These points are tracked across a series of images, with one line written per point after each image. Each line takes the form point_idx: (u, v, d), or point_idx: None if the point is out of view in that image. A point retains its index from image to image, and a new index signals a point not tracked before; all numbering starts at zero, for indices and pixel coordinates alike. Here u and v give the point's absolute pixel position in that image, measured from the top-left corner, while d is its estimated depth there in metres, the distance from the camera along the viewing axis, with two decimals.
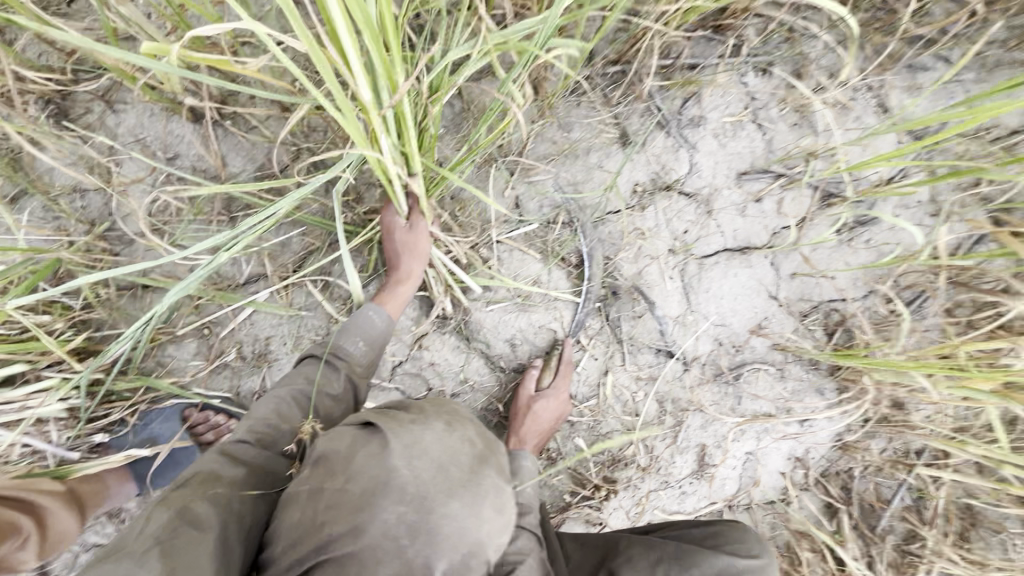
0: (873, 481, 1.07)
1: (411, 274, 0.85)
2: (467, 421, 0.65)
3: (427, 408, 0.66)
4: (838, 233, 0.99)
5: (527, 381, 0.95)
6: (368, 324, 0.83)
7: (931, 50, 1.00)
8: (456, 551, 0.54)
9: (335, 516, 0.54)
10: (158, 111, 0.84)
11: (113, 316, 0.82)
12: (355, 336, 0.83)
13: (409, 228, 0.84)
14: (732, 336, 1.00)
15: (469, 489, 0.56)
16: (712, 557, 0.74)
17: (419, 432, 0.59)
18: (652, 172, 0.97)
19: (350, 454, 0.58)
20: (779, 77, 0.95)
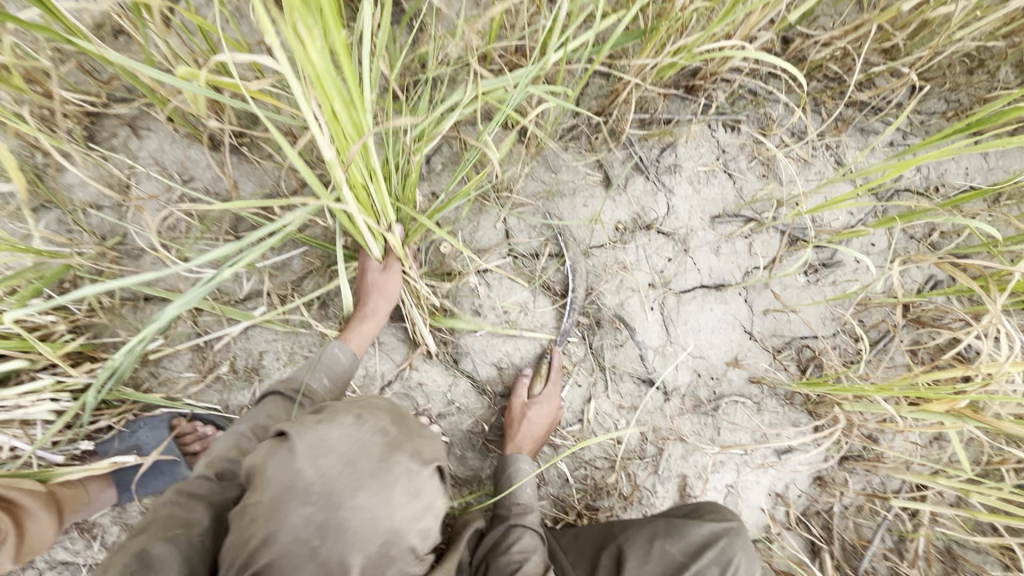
0: (853, 520, 1.08)
1: (378, 312, 0.87)
2: (380, 409, 0.59)
3: (338, 404, 0.60)
4: (805, 273, 1.07)
5: (519, 390, 0.97)
6: (332, 359, 0.85)
7: (879, 116, 1.13)
8: (371, 543, 0.50)
9: (251, 527, 0.52)
10: (179, 138, 0.91)
11: (113, 322, 0.84)
12: (320, 372, 0.84)
13: (382, 268, 0.86)
14: (710, 368, 1.04)
15: (376, 478, 0.51)
16: (695, 524, 0.81)
17: (321, 428, 0.54)
18: (633, 212, 1.05)
19: (262, 463, 0.54)
20: (746, 133, 1.06)
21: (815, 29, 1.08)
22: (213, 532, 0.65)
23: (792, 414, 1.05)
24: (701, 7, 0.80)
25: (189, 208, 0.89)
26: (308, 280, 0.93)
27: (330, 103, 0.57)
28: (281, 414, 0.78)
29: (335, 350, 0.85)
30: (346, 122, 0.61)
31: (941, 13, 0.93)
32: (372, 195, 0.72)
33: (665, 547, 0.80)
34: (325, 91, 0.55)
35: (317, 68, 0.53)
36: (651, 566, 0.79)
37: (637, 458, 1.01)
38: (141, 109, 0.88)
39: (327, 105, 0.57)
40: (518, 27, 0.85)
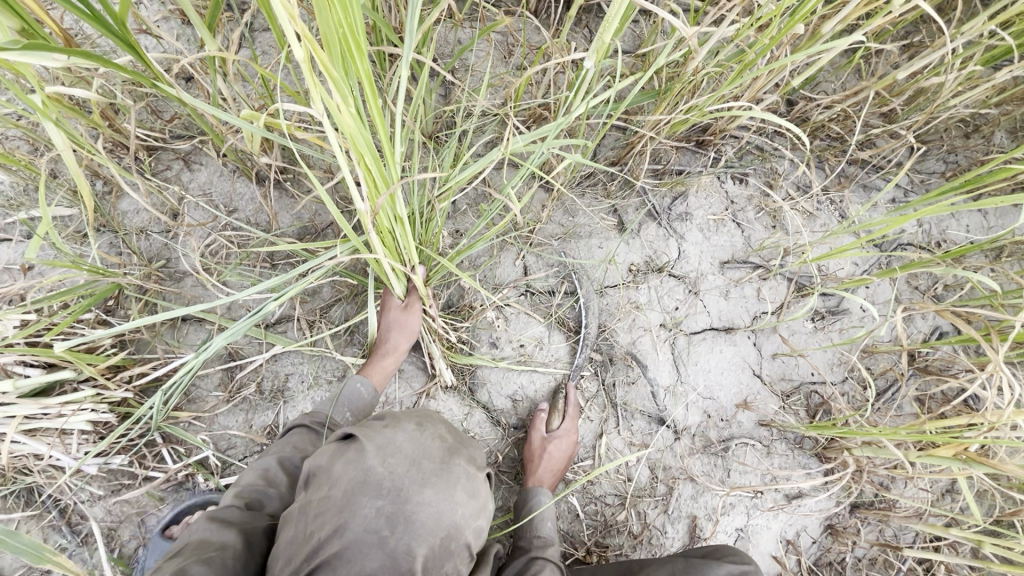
0: (866, 572, 1.06)
1: (398, 348, 0.91)
2: (434, 421, 0.71)
3: (397, 415, 0.71)
4: (812, 319, 1.10)
5: (537, 424, 0.99)
6: (354, 393, 0.88)
7: (879, 174, 1.20)
8: (434, 535, 0.59)
9: (320, 520, 0.59)
10: (228, 173, 0.99)
11: (153, 339, 0.90)
12: (343, 406, 0.87)
13: (403, 308, 0.90)
14: (720, 409, 1.07)
15: (441, 477, 0.62)
16: (714, 567, 0.80)
17: (390, 432, 0.65)
18: (646, 255, 1.10)
19: (331, 463, 0.63)
20: (753, 186, 1.13)
21: (817, 94, 1.17)
22: (244, 554, 0.67)
23: (802, 459, 1.06)
24: (711, 71, 0.88)
25: (231, 235, 0.95)
26: (336, 308, 0.98)
27: (361, 159, 0.63)
28: (303, 446, 0.81)
29: (357, 385, 0.88)
30: (375, 175, 0.67)
31: (933, 83, 1.01)
32: (397, 239, 0.77)
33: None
34: (356, 149, 0.61)
35: (351, 131, 0.59)
36: None
37: (647, 496, 1.02)
38: (196, 145, 0.97)
39: (359, 161, 0.63)
40: (544, 85, 0.94)
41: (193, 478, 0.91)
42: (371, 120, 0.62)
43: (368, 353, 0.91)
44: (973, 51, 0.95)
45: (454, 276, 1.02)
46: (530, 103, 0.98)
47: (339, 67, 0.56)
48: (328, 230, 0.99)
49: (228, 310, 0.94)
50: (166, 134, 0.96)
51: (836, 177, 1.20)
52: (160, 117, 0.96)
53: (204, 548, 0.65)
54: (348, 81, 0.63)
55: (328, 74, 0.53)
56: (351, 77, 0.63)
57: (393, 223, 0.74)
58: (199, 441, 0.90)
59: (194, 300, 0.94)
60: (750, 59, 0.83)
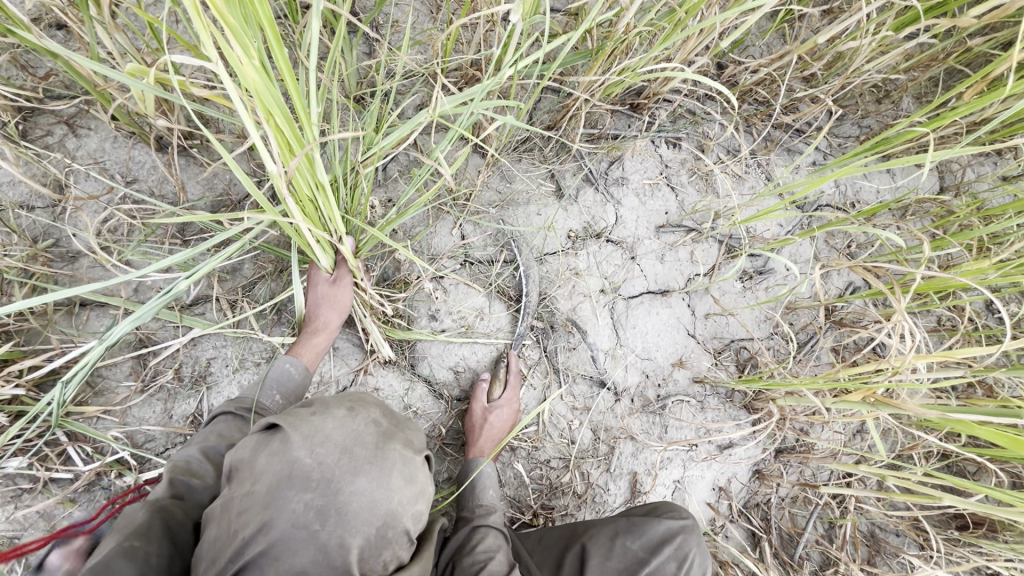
0: (788, 510, 1.16)
1: (329, 325, 0.87)
2: (370, 404, 0.69)
3: (328, 399, 0.68)
4: (741, 279, 1.19)
5: (478, 395, 0.98)
6: (283, 374, 0.83)
7: (802, 139, 1.27)
8: (369, 524, 0.59)
9: (244, 518, 0.58)
10: (122, 138, 0.88)
11: (44, 329, 0.81)
12: (272, 388, 0.83)
13: (332, 283, 0.86)
14: (657, 369, 1.10)
15: (375, 464, 0.61)
16: (653, 522, 0.83)
17: (318, 420, 0.63)
18: (584, 221, 1.11)
19: (254, 456, 0.61)
20: (686, 150, 1.19)
21: (744, 57, 1.19)
22: (170, 551, 0.62)
23: (732, 411, 1.13)
24: (643, 31, 0.86)
25: (132, 210, 0.85)
26: (260, 285, 0.91)
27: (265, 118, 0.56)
28: (227, 433, 0.76)
29: (287, 364, 0.84)
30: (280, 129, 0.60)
31: (850, 47, 1.05)
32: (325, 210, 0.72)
33: (626, 544, 0.82)
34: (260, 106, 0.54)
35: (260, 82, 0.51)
36: (611, 563, 0.81)
37: (590, 457, 1.04)
38: (82, 106, 0.86)
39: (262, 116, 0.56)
40: (473, 43, 0.89)
41: (106, 475, 0.84)
42: (280, 76, 0.55)
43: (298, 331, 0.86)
44: (887, 16, 0.98)
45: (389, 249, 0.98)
46: (460, 62, 0.94)
47: (237, 15, 0.49)
48: (245, 202, 0.92)
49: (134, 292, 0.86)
50: (41, 93, 0.84)
51: (761, 142, 1.26)
52: (31, 73, 0.84)
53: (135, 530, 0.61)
54: (250, 31, 0.55)
55: (224, 19, 0.45)
56: (254, 28, 0.56)
57: (315, 192, 0.68)
58: (109, 437, 0.82)
59: (93, 283, 0.85)
60: (681, 18, 0.82)
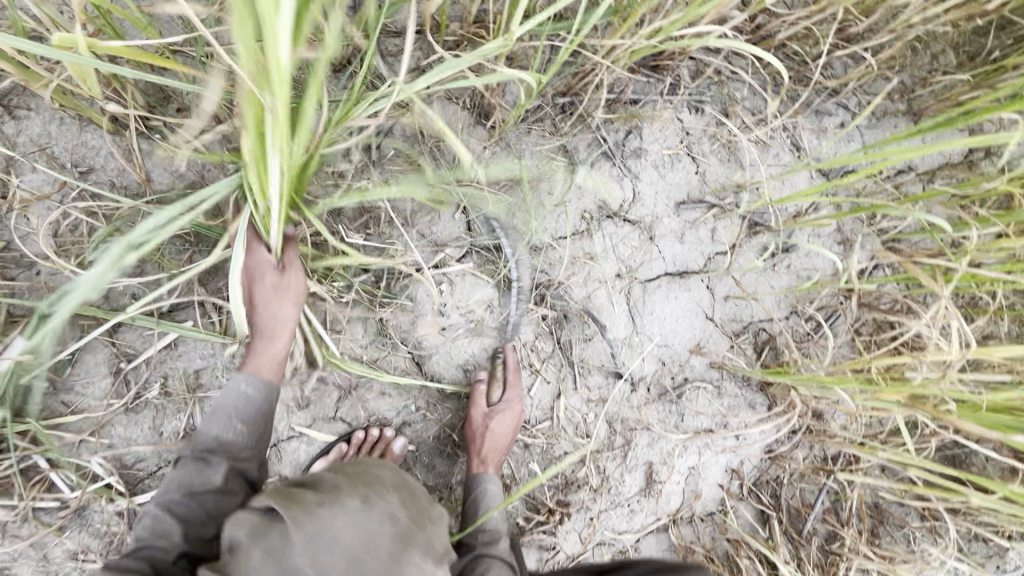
0: (798, 488, 1.15)
1: (281, 330, 0.77)
2: (386, 494, 0.65)
3: (341, 483, 0.64)
4: (763, 257, 1.11)
5: (476, 399, 0.92)
6: (239, 398, 0.74)
7: (834, 99, 1.17)
8: None
9: None
10: (69, 120, 0.76)
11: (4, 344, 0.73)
12: (227, 420, 0.74)
13: (278, 274, 0.76)
14: (674, 355, 1.05)
15: None
16: None
17: (328, 516, 0.58)
18: (600, 200, 1.02)
19: (251, 544, 0.56)
20: (710, 114, 1.08)
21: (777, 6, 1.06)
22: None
23: (750, 395, 1.09)
24: None
25: (90, 208, 0.75)
26: (247, 286, 0.83)
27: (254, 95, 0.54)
28: (232, 410, 0.74)
29: (257, 365, 0.75)
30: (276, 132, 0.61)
31: None
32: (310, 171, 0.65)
33: None
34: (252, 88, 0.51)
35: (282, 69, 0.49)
36: None
37: (606, 450, 1.01)
38: (17, 84, 0.74)
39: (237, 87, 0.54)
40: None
41: (97, 496, 0.79)
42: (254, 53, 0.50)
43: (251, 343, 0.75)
44: None
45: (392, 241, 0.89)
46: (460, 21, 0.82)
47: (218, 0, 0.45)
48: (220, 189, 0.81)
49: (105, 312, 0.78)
50: None
51: (789, 102, 1.14)
52: None
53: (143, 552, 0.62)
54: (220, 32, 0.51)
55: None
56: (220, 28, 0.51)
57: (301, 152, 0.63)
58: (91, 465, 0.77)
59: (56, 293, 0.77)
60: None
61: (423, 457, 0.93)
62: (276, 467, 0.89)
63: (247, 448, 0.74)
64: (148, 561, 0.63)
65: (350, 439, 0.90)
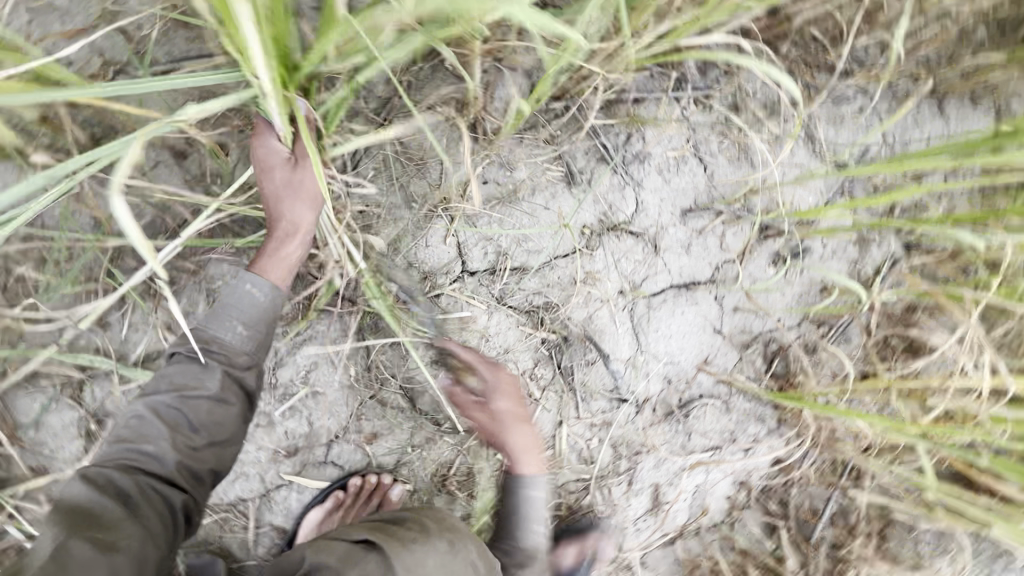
0: (806, 493, 1.09)
1: (299, 227, 0.75)
2: (467, 536, 0.68)
3: (428, 523, 0.68)
4: (774, 263, 1.04)
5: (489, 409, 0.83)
6: (247, 298, 0.74)
7: (856, 84, 1.07)
8: None
9: None
10: None
11: None
12: (228, 321, 0.74)
13: (288, 166, 0.74)
14: (681, 372, 1.00)
15: None
16: None
17: (421, 553, 0.62)
18: (600, 212, 0.94)
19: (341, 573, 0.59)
20: (718, 110, 0.99)
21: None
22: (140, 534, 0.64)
23: (759, 409, 1.04)
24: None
25: None
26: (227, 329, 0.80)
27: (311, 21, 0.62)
28: (185, 383, 0.72)
29: (233, 322, 0.73)
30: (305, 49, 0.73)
31: None
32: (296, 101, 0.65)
33: None
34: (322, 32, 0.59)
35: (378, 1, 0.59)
36: None
37: (611, 475, 0.99)
38: None
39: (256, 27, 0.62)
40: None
41: None
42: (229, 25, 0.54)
43: (273, 228, 0.75)
44: None
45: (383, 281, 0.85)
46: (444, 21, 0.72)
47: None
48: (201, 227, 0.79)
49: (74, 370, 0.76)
50: None
51: (806, 89, 1.04)
52: None
53: (80, 521, 0.62)
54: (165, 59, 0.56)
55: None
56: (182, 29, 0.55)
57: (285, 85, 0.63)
58: None
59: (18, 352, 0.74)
60: None
61: (421, 497, 0.89)
62: (268, 516, 0.86)
63: (196, 434, 0.71)
64: (116, 496, 0.65)
65: (346, 485, 0.86)
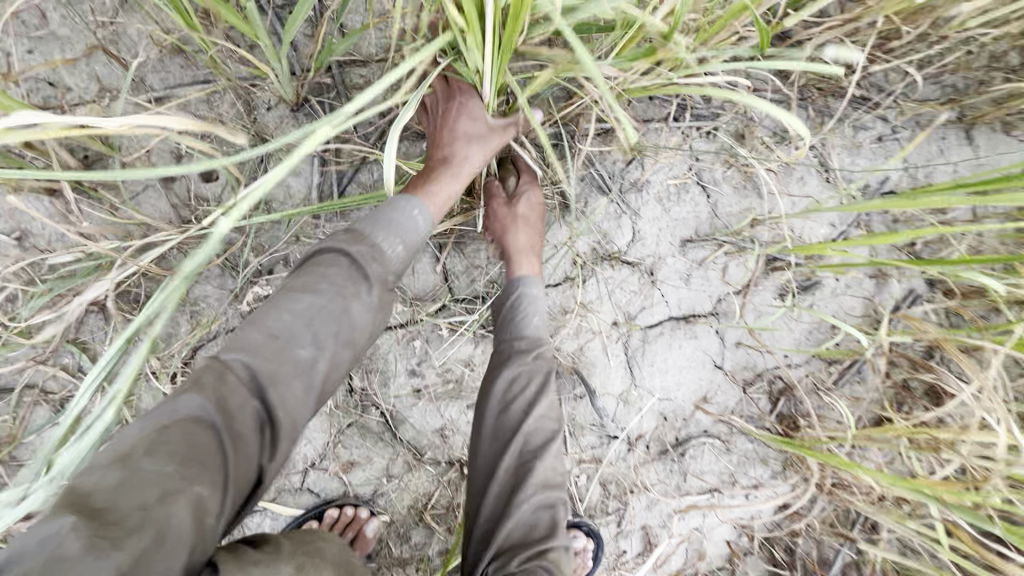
0: (816, 543, 1.02)
1: (468, 167, 0.74)
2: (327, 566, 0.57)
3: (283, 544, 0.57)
4: (780, 296, 0.99)
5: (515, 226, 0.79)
6: (407, 220, 0.68)
7: (874, 111, 1.01)
8: None
9: None
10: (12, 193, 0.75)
11: None
12: (392, 236, 0.66)
13: (489, 124, 0.73)
14: (677, 409, 0.96)
15: None
16: None
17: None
18: (594, 241, 0.91)
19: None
20: (722, 138, 0.95)
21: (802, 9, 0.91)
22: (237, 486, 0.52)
23: (762, 451, 0.98)
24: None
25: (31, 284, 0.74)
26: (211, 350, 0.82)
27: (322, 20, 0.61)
28: (321, 284, 0.61)
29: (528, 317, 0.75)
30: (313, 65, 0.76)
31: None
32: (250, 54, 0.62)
33: None
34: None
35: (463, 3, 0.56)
36: None
37: (599, 515, 0.95)
38: None
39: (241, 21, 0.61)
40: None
41: None
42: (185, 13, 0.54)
43: (505, 253, 0.78)
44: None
45: None
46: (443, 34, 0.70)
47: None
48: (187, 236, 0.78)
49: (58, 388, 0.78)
50: None
51: (817, 117, 1.01)
52: None
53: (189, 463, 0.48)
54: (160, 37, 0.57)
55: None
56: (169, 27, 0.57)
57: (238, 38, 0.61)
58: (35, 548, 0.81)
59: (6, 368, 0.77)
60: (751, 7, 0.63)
61: (399, 529, 0.86)
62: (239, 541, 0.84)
63: (340, 347, 0.60)
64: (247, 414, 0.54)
65: (322, 514, 0.83)
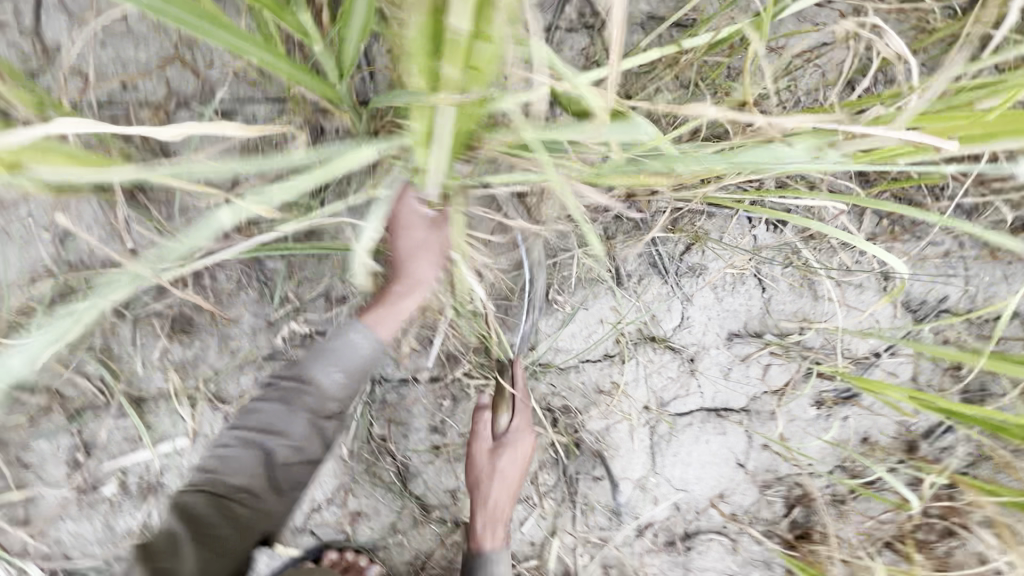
0: None
1: (420, 283, 0.70)
2: None
3: None
4: (817, 405, 0.96)
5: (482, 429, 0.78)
6: (351, 349, 0.70)
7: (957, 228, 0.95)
8: None
9: None
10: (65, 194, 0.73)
11: None
12: (331, 366, 0.70)
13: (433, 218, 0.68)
14: (692, 502, 0.94)
15: None
16: None
17: None
18: (640, 322, 0.88)
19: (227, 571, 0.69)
20: (790, 235, 0.90)
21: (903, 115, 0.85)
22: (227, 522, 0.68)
23: (769, 558, 0.96)
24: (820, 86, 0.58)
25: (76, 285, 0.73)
26: (236, 376, 0.79)
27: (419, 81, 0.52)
28: (277, 426, 0.69)
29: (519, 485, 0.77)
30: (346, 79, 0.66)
31: None
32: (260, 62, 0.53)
33: None
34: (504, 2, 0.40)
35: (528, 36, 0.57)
36: None
37: None
38: None
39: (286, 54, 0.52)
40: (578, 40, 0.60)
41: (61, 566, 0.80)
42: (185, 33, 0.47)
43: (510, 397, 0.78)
44: None
45: (402, 350, 0.81)
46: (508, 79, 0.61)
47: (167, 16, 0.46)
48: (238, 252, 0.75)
49: (80, 393, 0.77)
50: None
51: (890, 226, 0.96)
52: None
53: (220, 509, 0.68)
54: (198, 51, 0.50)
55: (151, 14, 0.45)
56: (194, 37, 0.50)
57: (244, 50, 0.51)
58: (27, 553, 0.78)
59: (33, 365, 0.75)
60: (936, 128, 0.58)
61: None
62: None
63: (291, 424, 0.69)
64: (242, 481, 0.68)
65: (320, 557, 0.82)
